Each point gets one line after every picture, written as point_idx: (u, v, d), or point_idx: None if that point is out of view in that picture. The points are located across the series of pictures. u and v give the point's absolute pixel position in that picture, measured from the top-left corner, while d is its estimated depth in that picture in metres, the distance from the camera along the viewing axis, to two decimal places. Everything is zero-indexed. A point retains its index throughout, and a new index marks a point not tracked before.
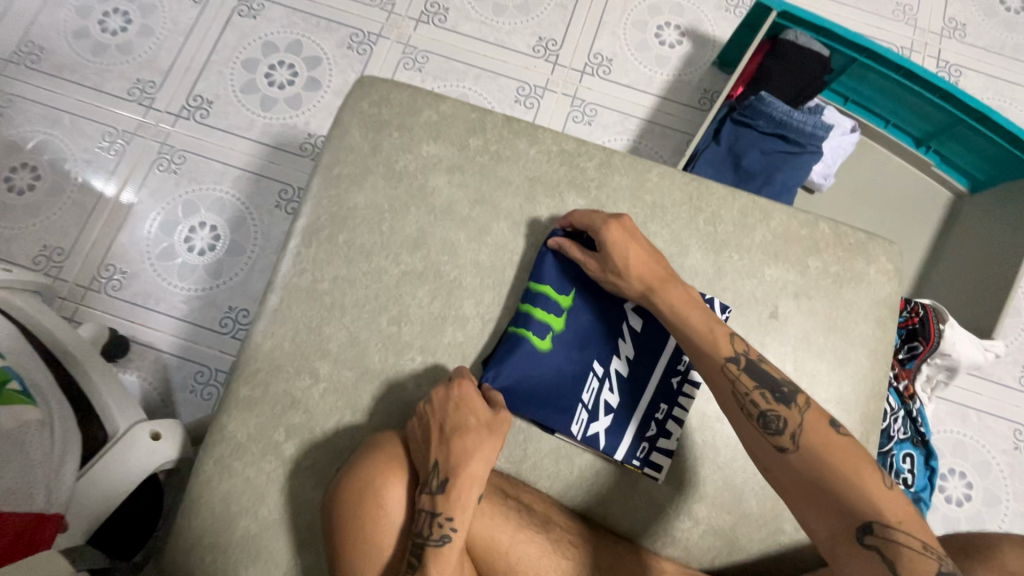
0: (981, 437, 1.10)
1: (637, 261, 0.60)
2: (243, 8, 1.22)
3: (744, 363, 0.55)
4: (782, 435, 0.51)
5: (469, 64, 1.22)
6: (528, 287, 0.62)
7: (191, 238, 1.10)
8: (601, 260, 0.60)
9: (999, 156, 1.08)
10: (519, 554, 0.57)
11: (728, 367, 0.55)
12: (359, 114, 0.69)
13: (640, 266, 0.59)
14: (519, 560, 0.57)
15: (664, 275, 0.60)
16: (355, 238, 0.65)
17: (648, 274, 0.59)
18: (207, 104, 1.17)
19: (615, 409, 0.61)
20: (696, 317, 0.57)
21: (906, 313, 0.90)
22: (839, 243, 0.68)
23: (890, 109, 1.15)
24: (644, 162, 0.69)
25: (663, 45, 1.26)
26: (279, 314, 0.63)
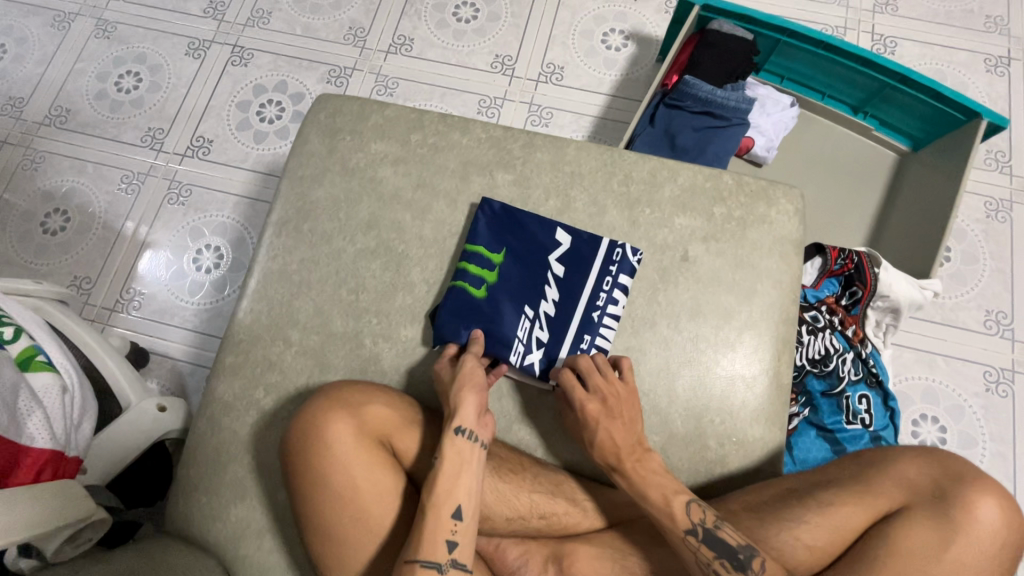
0: (951, 381, 1.12)
1: (605, 430, 0.64)
2: (236, 59, 1.40)
3: (703, 536, 0.57)
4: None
5: (434, 85, 1.36)
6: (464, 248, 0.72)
7: (198, 259, 1.24)
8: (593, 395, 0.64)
9: (929, 113, 1.15)
10: None
11: (687, 539, 0.58)
12: (318, 125, 0.82)
13: (606, 435, 0.64)
14: None
15: (637, 456, 0.63)
16: (317, 226, 0.77)
17: (616, 453, 0.63)
18: (208, 143, 1.33)
19: (546, 343, 0.70)
20: (656, 493, 0.60)
21: (841, 261, 0.96)
22: (742, 191, 0.75)
23: (823, 82, 1.23)
24: (563, 139, 0.79)
25: (609, 49, 1.37)
26: (257, 294, 0.75)
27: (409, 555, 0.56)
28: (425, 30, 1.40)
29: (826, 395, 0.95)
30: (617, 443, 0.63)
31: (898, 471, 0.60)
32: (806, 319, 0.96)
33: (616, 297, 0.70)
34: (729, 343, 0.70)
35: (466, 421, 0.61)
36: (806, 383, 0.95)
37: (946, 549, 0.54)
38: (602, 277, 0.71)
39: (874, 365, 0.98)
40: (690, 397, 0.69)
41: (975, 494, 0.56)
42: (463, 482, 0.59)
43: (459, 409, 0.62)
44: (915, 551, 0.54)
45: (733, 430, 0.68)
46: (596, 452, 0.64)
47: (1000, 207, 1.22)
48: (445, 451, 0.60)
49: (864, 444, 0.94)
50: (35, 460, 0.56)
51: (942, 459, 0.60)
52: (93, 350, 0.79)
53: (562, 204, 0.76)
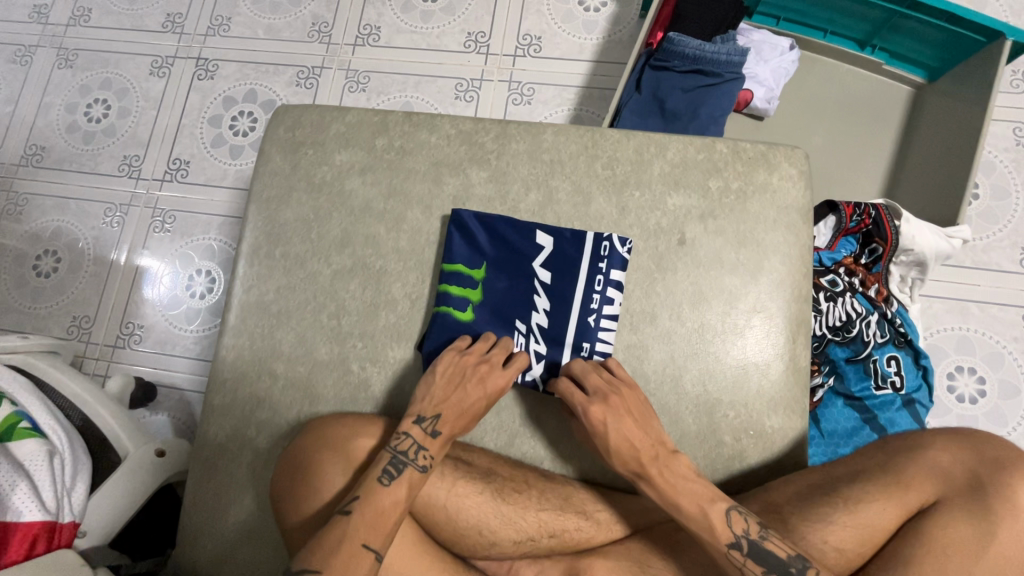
0: (987, 328, 1.05)
1: (619, 430, 0.59)
2: (201, 72, 1.35)
3: (747, 548, 0.54)
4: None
5: (407, 74, 1.29)
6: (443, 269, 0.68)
7: (191, 284, 1.22)
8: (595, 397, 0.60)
9: (944, 39, 1.04)
10: (462, 511, 0.61)
11: (729, 552, 0.54)
12: (278, 140, 0.77)
13: (618, 435, 0.59)
14: (461, 514, 0.61)
15: (655, 456, 0.58)
16: (290, 250, 0.73)
17: (637, 458, 0.58)
18: (185, 165, 1.29)
19: (544, 358, 0.65)
20: (689, 504, 0.56)
21: (857, 218, 0.89)
22: (738, 159, 0.69)
23: (824, 18, 1.12)
24: (538, 124, 0.73)
25: (587, 11, 1.28)
26: (238, 329, 0.72)
27: (365, 539, 0.54)
28: (391, 16, 1.33)
29: (852, 361, 0.90)
30: (636, 447, 0.58)
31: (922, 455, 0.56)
32: (824, 285, 0.88)
33: (611, 295, 0.65)
34: (738, 329, 0.65)
35: (462, 426, 0.62)
36: (828, 352, 0.90)
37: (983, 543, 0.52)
38: (593, 277, 0.65)
39: (900, 323, 0.92)
40: (701, 391, 0.64)
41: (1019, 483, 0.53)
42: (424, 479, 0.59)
43: (468, 418, 0.62)
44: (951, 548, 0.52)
45: (749, 422, 0.64)
46: (618, 461, 0.59)
47: None
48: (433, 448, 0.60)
49: (897, 409, 0.88)
50: (25, 536, 0.56)
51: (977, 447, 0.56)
52: (85, 401, 0.77)
53: (544, 197, 0.70)
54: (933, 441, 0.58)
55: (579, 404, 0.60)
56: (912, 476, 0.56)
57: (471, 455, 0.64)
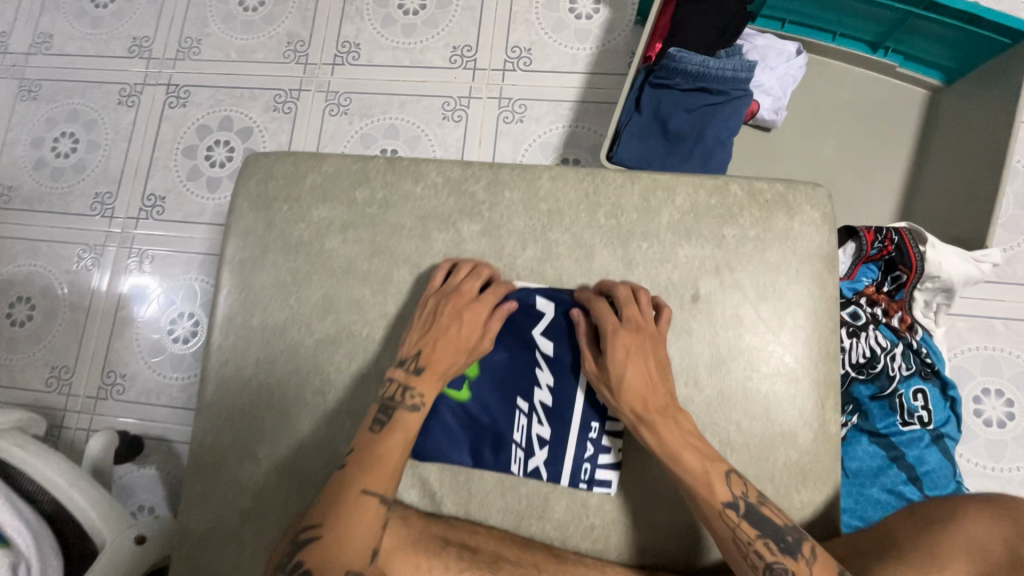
0: (1016, 347, 0.99)
1: (631, 367, 0.57)
2: (172, 99, 1.27)
3: None
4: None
5: (390, 94, 1.22)
6: None
7: (174, 327, 1.16)
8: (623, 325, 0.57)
9: (964, 40, 0.97)
10: None
11: (725, 513, 0.53)
12: (250, 195, 0.70)
13: (631, 365, 0.57)
14: None
15: (665, 405, 0.56)
16: (267, 318, 0.67)
17: (644, 399, 0.56)
18: (161, 201, 1.22)
19: (549, 440, 0.60)
20: (693, 459, 0.54)
21: (879, 244, 0.82)
22: (755, 202, 0.62)
23: (833, 20, 1.05)
24: (533, 168, 0.67)
25: (579, 18, 1.20)
26: (214, 407, 0.66)
27: (364, 485, 0.54)
28: (371, 31, 1.25)
29: (876, 398, 0.84)
30: (645, 386, 0.57)
31: None
32: (846, 319, 0.82)
33: None
34: (760, 394, 0.59)
35: (436, 376, 0.60)
36: (851, 389, 0.85)
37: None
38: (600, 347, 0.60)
39: (927, 353, 0.86)
40: None
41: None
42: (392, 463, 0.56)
43: (432, 372, 0.59)
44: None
45: (777, 497, 0.58)
46: (624, 394, 0.57)
47: None
48: (423, 393, 0.59)
49: (926, 447, 0.83)
50: None
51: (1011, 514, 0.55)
52: (57, 487, 0.72)
53: (543, 251, 0.64)
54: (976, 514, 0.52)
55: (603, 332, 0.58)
56: (954, 555, 0.53)
57: (476, 539, 0.58)
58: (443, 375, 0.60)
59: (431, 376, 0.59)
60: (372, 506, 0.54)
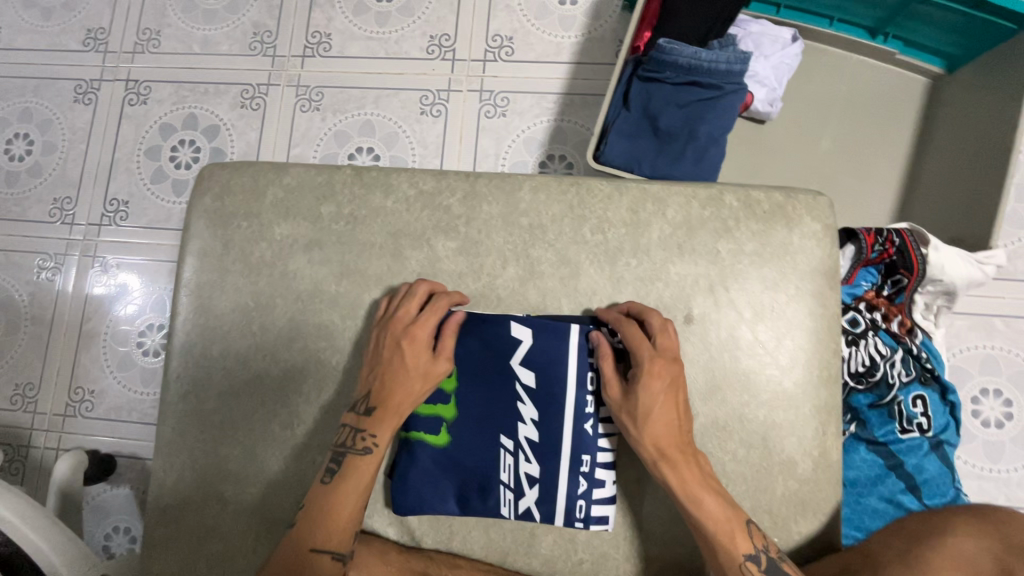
0: (1015, 345, 0.97)
1: (660, 403, 0.52)
2: (132, 96, 1.19)
3: None
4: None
5: (365, 88, 1.15)
6: None
7: (144, 339, 1.11)
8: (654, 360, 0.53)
9: (968, 27, 0.92)
10: None
11: (747, 565, 0.50)
12: (206, 212, 0.65)
13: (660, 399, 0.53)
14: None
15: (689, 446, 0.53)
16: (229, 347, 0.62)
17: (670, 437, 0.52)
18: (124, 206, 1.15)
19: (540, 478, 0.55)
20: (718, 507, 0.51)
21: (880, 247, 0.78)
22: (751, 214, 0.58)
23: (831, 5, 0.99)
24: (513, 179, 0.62)
25: (563, 4, 1.13)
26: (175, 444, 0.61)
27: (314, 543, 0.52)
28: (342, 20, 1.17)
29: (874, 406, 0.81)
30: (671, 425, 0.52)
31: None
32: (844, 326, 0.80)
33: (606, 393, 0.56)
34: (757, 421, 0.55)
35: (388, 418, 0.55)
36: (850, 400, 0.81)
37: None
38: (585, 375, 0.56)
39: (927, 358, 0.83)
40: None
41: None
42: (341, 519, 0.53)
43: (381, 414, 0.55)
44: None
45: (775, 529, 0.55)
46: (648, 431, 0.52)
47: None
48: (377, 435, 0.55)
49: (925, 455, 0.80)
50: None
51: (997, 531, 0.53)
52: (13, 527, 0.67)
53: (525, 270, 0.59)
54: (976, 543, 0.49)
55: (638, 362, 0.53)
56: None
57: None
58: (398, 414, 0.55)
59: (386, 416, 0.55)
60: (326, 563, 0.52)
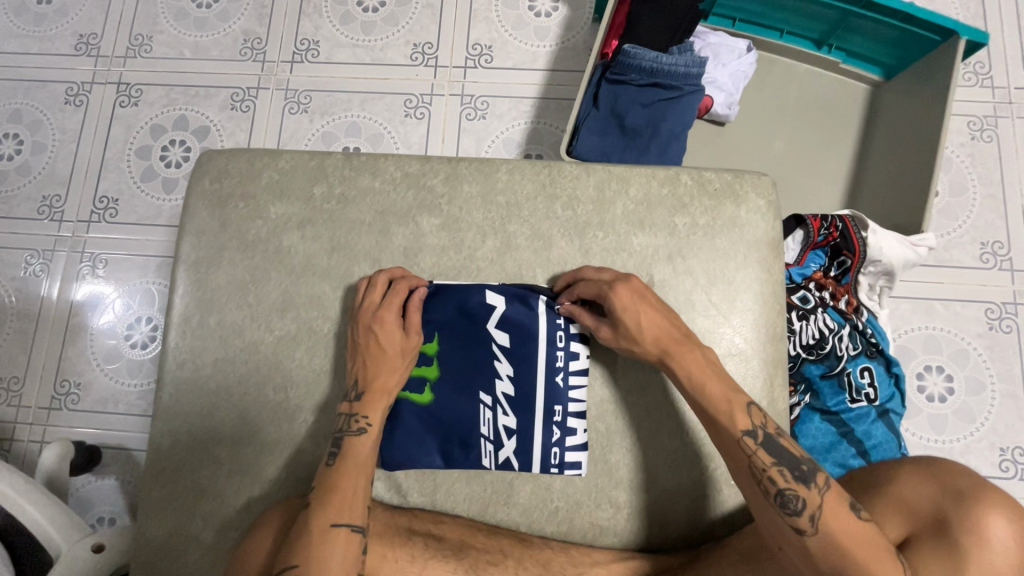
0: (953, 326, 1.05)
1: (643, 310, 0.58)
2: (123, 98, 1.23)
3: None
4: (798, 516, 0.50)
5: (352, 92, 1.21)
6: None
7: (131, 333, 1.13)
8: (624, 287, 0.59)
9: (900, 37, 1.03)
10: None
11: (744, 440, 0.54)
12: (204, 193, 0.69)
13: (647, 306, 0.59)
14: None
15: (683, 340, 0.58)
16: (225, 317, 0.66)
17: (665, 339, 0.58)
18: (114, 203, 1.18)
19: (517, 429, 0.60)
20: (715, 389, 0.56)
21: (825, 231, 0.87)
22: (703, 192, 0.65)
23: (780, 18, 1.09)
24: (491, 162, 0.68)
25: (538, 16, 1.21)
26: (172, 410, 0.64)
27: (331, 519, 0.53)
28: (330, 28, 1.24)
29: (826, 377, 0.88)
30: (662, 328, 0.58)
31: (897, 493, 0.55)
32: (796, 303, 0.87)
33: (575, 350, 0.61)
34: None
35: (379, 397, 0.59)
36: (803, 370, 0.88)
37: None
38: (554, 334, 0.61)
39: (872, 334, 0.91)
40: (678, 444, 0.61)
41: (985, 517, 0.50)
42: (352, 494, 0.55)
43: (371, 393, 0.59)
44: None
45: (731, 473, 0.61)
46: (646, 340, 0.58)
47: (984, 126, 1.13)
48: (369, 415, 0.59)
49: (872, 422, 0.87)
50: None
51: (942, 474, 0.54)
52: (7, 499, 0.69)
53: (502, 243, 0.65)
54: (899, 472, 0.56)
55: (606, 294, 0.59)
56: None
57: (441, 529, 0.59)
58: (386, 392, 0.60)
59: (375, 396, 0.59)
60: (345, 535, 0.53)
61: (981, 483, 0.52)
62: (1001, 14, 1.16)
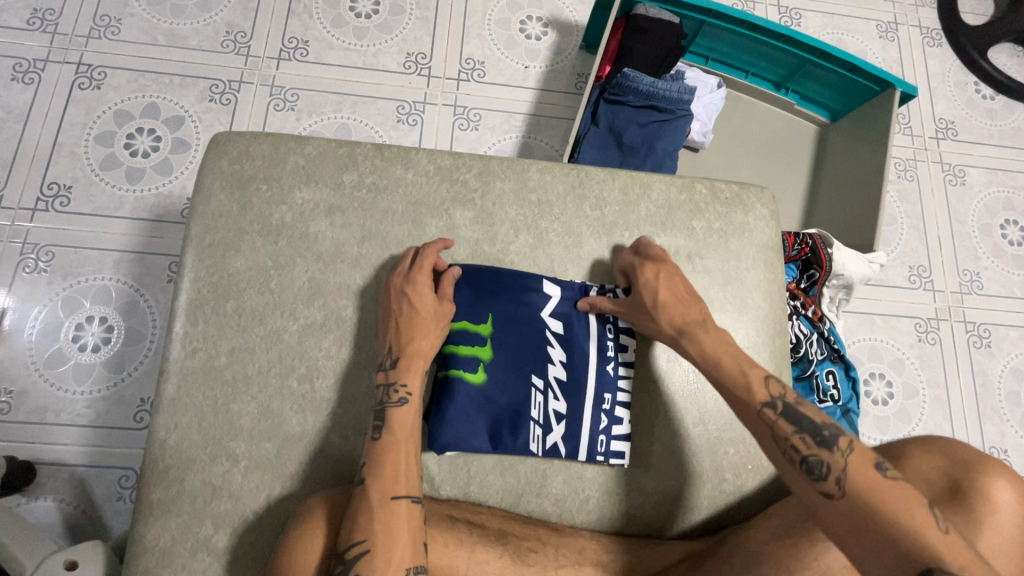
0: (891, 338, 1.20)
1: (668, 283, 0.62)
2: (84, 80, 1.13)
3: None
4: (825, 481, 0.51)
5: (342, 94, 1.19)
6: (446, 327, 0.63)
7: (81, 335, 1.01)
8: (652, 262, 0.64)
9: (846, 86, 1.19)
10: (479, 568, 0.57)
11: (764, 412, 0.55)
12: (221, 174, 0.66)
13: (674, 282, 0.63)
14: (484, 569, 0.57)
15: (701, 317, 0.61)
16: (244, 304, 0.62)
17: (683, 314, 0.61)
18: (66, 191, 1.07)
19: (566, 414, 0.62)
20: (732, 364, 0.58)
21: (798, 246, 0.96)
22: (716, 200, 0.71)
23: (747, 60, 1.23)
24: (522, 161, 0.70)
25: (529, 39, 1.28)
26: (179, 402, 0.59)
27: (393, 491, 0.53)
28: (321, 30, 1.22)
29: (799, 379, 0.97)
30: (680, 302, 0.62)
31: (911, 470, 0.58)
32: None
33: (624, 342, 0.64)
34: None
35: (416, 364, 0.59)
36: None
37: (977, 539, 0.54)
38: (603, 328, 0.65)
39: (833, 340, 1.02)
40: (702, 431, 0.65)
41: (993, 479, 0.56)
42: (405, 472, 0.55)
43: (409, 362, 0.59)
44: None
45: (748, 456, 0.65)
46: (665, 314, 0.61)
47: (907, 167, 1.31)
48: (408, 384, 0.58)
49: (838, 420, 0.96)
50: None
51: (946, 447, 0.59)
52: None
53: (535, 238, 0.67)
54: (909, 452, 0.60)
55: (637, 271, 0.63)
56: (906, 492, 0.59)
57: (481, 518, 0.59)
58: (424, 358, 0.60)
59: (413, 363, 0.59)
60: (407, 506, 0.53)
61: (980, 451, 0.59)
62: (916, 76, 1.37)
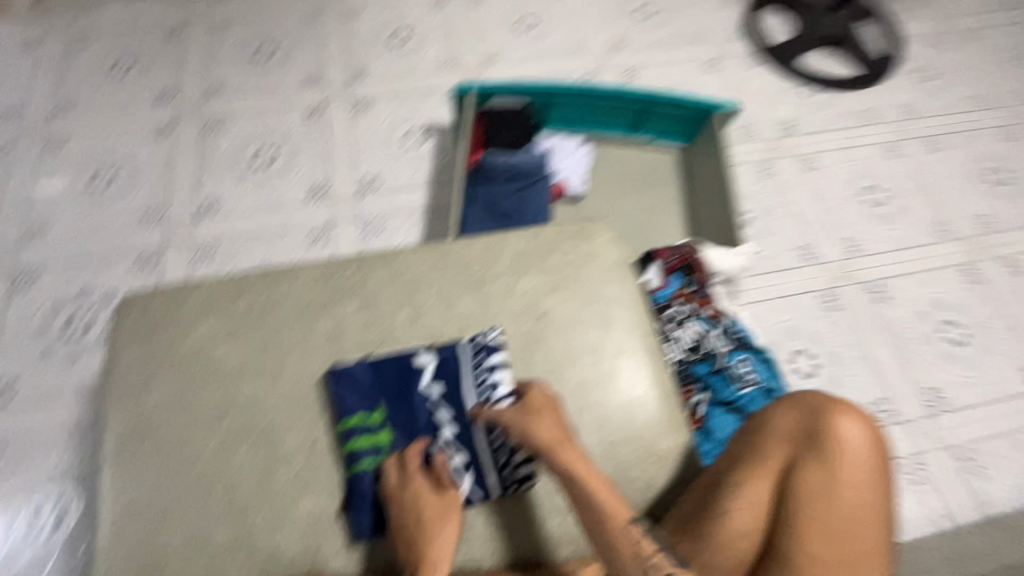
0: (801, 314, 1.29)
1: (549, 426, 0.67)
2: (18, 282, 1.24)
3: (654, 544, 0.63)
4: None
5: (257, 234, 1.33)
6: (342, 426, 0.70)
7: (37, 519, 1.05)
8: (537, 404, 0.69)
9: (684, 115, 1.38)
10: None
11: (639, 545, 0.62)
12: (126, 329, 0.74)
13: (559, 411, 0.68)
14: None
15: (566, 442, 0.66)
16: (162, 437, 0.69)
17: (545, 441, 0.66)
18: (10, 385, 1.14)
19: (466, 462, 0.71)
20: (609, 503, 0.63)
21: (673, 257, 1.07)
22: (564, 238, 0.82)
23: (597, 115, 1.41)
24: (390, 250, 0.80)
25: (412, 147, 1.46)
26: (115, 543, 0.64)
27: None
28: (229, 186, 1.38)
29: (714, 372, 1.04)
30: (548, 428, 0.67)
31: (774, 428, 0.69)
32: (669, 317, 1.06)
33: (498, 377, 0.71)
34: (607, 378, 0.75)
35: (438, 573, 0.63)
36: (694, 370, 1.04)
37: (834, 477, 0.64)
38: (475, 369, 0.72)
39: (736, 331, 1.08)
40: (596, 440, 0.72)
41: (839, 420, 0.66)
42: None
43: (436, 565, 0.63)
44: (816, 492, 0.64)
45: (644, 451, 0.72)
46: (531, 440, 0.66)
47: (766, 166, 1.49)
48: None
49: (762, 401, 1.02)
50: None
51: (800, 400, 0.70)
52: None
53: (413, 311, 0.77)
54: (773, 412, 0.70)
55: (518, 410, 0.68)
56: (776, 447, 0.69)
57: None
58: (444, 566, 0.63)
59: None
60: None
61: (832, 397, 0.68)
62: (747, 93, 1.60)
